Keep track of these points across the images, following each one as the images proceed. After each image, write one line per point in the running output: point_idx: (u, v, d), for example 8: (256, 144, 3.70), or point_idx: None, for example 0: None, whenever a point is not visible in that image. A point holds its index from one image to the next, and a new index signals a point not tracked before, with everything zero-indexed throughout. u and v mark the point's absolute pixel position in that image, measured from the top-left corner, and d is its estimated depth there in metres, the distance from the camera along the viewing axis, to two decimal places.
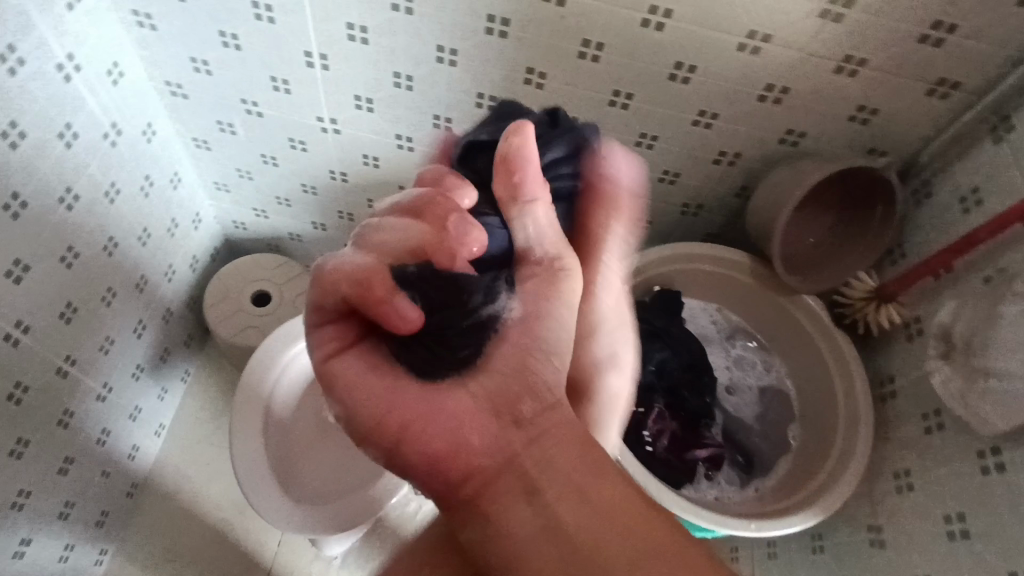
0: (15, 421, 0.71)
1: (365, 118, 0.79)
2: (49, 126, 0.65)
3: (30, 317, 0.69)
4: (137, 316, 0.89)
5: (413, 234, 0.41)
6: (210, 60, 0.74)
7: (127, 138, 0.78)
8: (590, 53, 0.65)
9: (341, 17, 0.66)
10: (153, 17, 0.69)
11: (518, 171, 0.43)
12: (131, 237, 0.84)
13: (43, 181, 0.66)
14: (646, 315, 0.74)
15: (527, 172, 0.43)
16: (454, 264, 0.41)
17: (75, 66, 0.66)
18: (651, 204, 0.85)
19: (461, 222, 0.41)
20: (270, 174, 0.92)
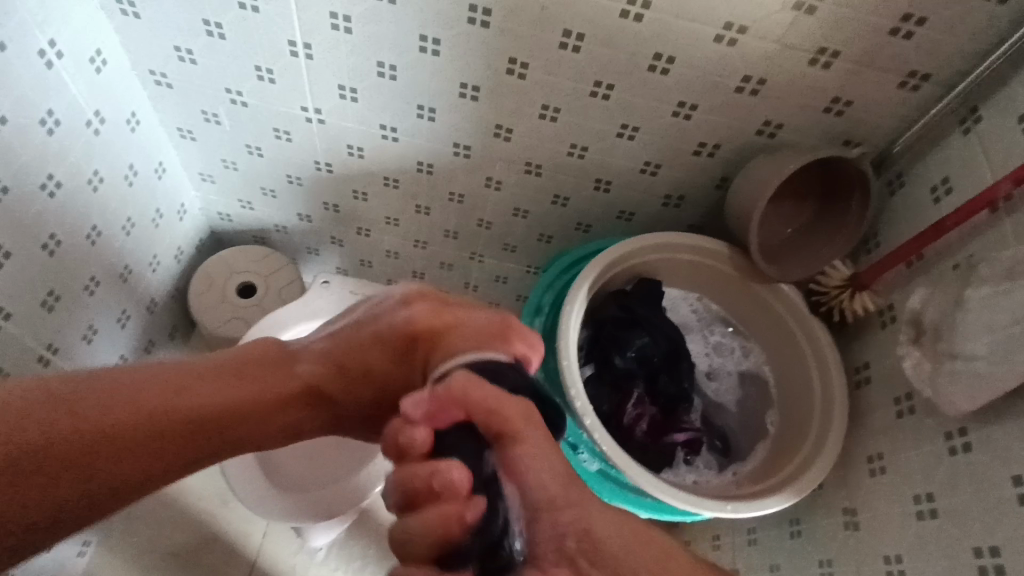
0: None
1: (349, 108, 0.79)
2: (30, 111, 0.65)
3: (11, 304, 0.69)
4: (121, 305, 0.89)
5: (436, 512, 0.40)
6: (195, 49, 0.75)
7: (111, 126, 0.78)
8: (571, 44, 0.66)
9: (325, 6, 0.66)
10: (137, 4, 0.69)
11: (461, 393, 0.45)
12: (115, 226, 0.83)
13: (24, 167, 0.66)
14: (626, 303, 0.75)
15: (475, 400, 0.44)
16: (472, 498, 0.40)
17: (58, 52, 0.66)
18: (633, 195, 0.86)
19: (440, 472, 0.41)
20: (255, 165, 0.92)
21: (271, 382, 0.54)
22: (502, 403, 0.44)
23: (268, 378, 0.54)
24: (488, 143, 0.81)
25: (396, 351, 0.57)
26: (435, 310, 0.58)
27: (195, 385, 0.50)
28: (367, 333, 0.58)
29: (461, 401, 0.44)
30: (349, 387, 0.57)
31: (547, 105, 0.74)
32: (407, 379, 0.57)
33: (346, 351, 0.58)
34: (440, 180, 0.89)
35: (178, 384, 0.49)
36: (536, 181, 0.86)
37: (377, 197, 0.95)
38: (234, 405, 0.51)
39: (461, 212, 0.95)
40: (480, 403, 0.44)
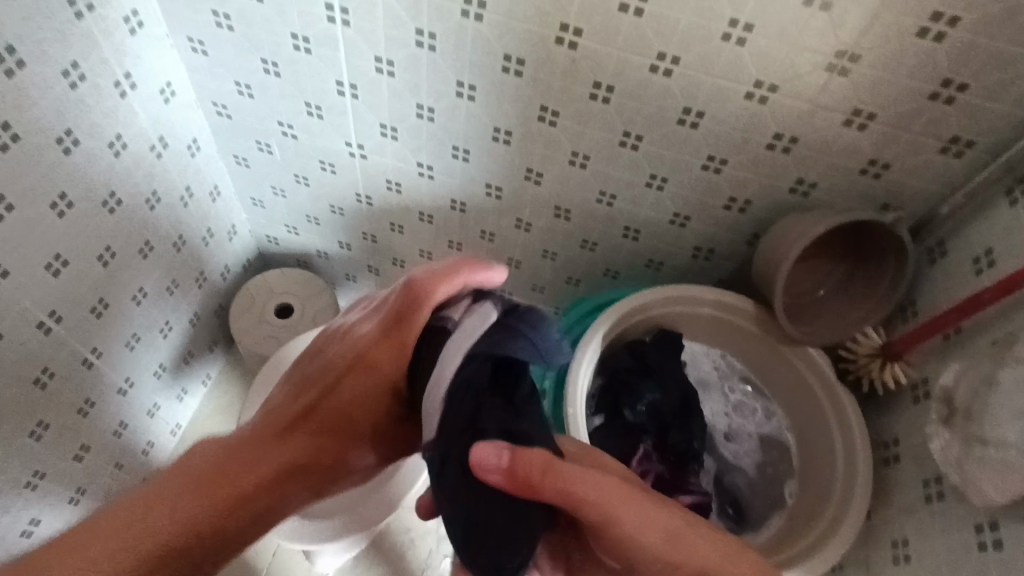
0: (37, 402, 0.75)
1: (389, 146, 0.83)
2: (100, 136, 0.71)
3: (64, 308, 0.74)
4: (165, 317, 0.94)
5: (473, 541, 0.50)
6: (253, 85, 0.80)
7: (172, 151, 0.84)
8: (601, 95, 0.67)
9: (371, 51, 0.70)
10: (204, 43, 0.76)
11: (524, 480, 0.44)
12: (167, 244, 0.89)
13: (90, 185, 0.72)
14: (637, 353, 0.74)
15: (540, 484, 0.44)
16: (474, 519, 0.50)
17: (131, 84, 0.73)
18: (662, 245, 0.86)
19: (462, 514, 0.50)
20: (301, 193, 0.97)
21: (244, 479, 0.53)
22: (578, 480, 0.46)
23: (302, 437, 0.58)
24: (519, 186, 0.83)
25: (381, 394, 0.59)
26: (386, 344, 0.58)
27: (163, 518, 0.50)
28: (330, 373, 0.62)
29: (539, 485, 0.44)
30: (334, 437, 0.59)
31: (576, 152, 0.75)
32: (386, 405, 0.59)
33: (339, 406, 0.60)
34: (473, 219, 0.91)
35: (145, 519, 0.49)
36: (565, 225, 0.87)
37: (413, 231, 0.98)
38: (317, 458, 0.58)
39: (491, 250, 0.96)
40: (558, 484, 0.45)
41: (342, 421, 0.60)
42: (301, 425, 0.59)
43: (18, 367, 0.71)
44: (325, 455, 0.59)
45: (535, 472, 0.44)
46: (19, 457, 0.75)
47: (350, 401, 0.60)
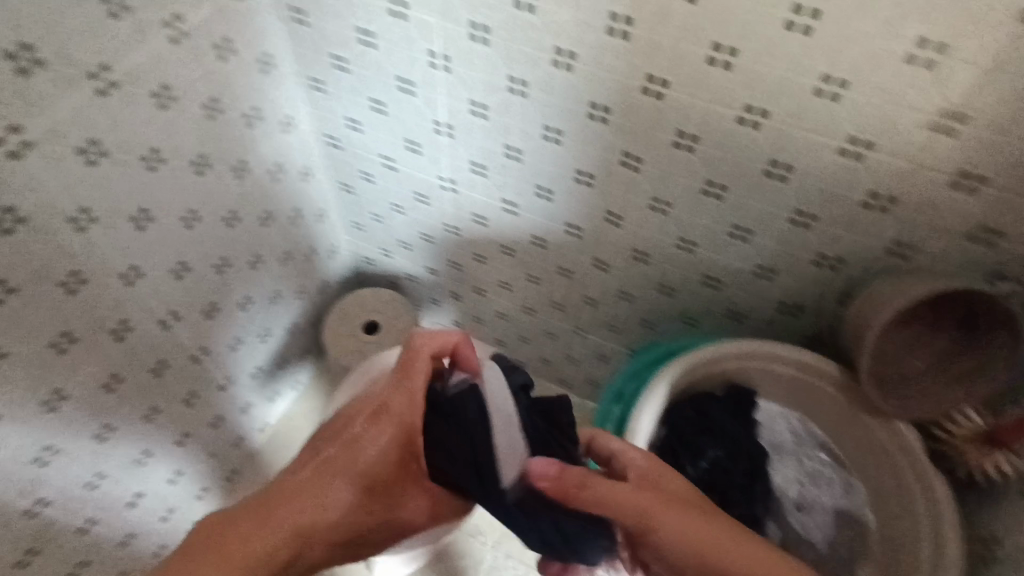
0: (151, 390, 0.83)
1: (478, 182, 0.87)
2: (228, 160, 0.81)
3: (184, 309, 0.84)
4: (266, 323, 1.03)
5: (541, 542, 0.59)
6: (361, 121, 0.88)
7: (288, 176, 0.94)
8: (685, 144, 0.68)
9: (466, 95, 0.75)
10: (324, 83, 0.85)
11: (559, 486, 0.58)
12: (274, 257, 0.99)
13: (216, 202, 0.82)
14: (701, 407, 0.73)
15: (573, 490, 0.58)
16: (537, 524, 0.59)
17: (259, 116, 0.83)
18: (743, 297, 0.83)
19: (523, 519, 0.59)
20: (396, 220, 1.05)
21: (263, 534, 0.50)
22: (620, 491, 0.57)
23: (334, 484, 0.55)
24: (599, 227, 0.84)
25: (396, 456, 0.60)
26: (402, 398, 0.61)
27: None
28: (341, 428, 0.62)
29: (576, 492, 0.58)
30: (353, 488, 0.56)
31: (657, 198, 0.76)
32: (400, 455, 0.60)
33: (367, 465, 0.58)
34: (552, 255, 0.93)
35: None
36: (644, 268, 0.87)
37: (495, 262, 1.01)
38: (346, 519, 0.55)
39: (569, 287, 0.98)
40: (591, 498, 0.57)
41: (357, 472, 0.57)
42: (322, 474, 0.56)
43: (141, 356, 0.79)
44: (349, 515, 0.55)
45: (566, 483, 0.58)
46: (134, 434, 0.83)
47: (363, 453, 0.58)
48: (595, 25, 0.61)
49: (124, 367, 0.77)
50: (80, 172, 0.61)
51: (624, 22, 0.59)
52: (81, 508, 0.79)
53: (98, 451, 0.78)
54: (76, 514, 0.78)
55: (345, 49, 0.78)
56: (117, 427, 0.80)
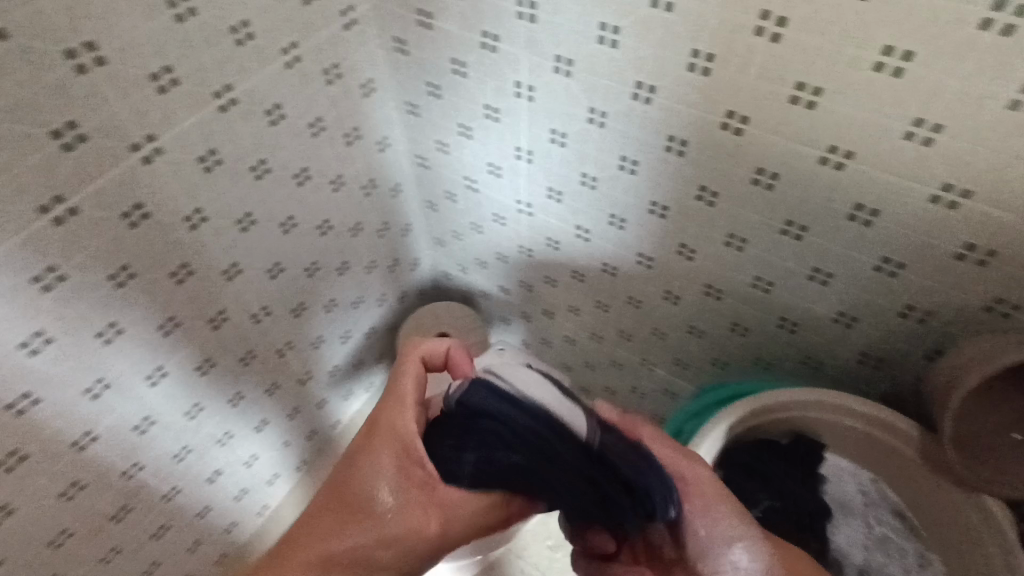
0: (239, 377, 0.91)
1: (554, 207, 0.89)
2: (327, 174, 0.88)
3: (275, 306, 0.91)
4: (346, 326, 1.10)
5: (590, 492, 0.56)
6: (449, 143, 0.93)
7: (379, 191, 1.01)
8: (763, 181, 0.66)
9: (547, 123, 0.78)
10: (418, 107, 0.91)
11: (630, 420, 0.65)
12: (359, 265, 1.05)
13: (312, 211, 0.89)
14: (761, 456, 0.74)
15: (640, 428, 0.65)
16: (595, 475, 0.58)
17: (357, 135, 0.90)
18: (820, 344, 0.79)
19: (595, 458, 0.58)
20: (475, 238, 1.09)
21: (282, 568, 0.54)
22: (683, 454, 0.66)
23: (334, 513, 0.57)
24: (671, 259, 0.83)
25: (396, 469, 0.59)
26: (394, 409, 0.63)
27: None
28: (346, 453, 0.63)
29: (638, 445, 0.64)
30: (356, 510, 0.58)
31: (733, 235, 0.74)
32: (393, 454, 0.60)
33: (376, 500, 0.58)
34: (622, 283, 0.93)
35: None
36: (715, 304, 0.85)
37: (566, 286, 1.03)
38: (372, 540, 0.56)
39: (638, 317, 0.97)
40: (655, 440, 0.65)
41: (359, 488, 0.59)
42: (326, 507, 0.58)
43: (232, 345, 0.87)
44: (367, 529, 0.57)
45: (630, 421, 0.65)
46: (220, 415, 0.91)
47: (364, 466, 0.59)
48: (675, 61, 0.61)
49: (217, 353, 0.85)
50: (199, 178, 0.70)
51: (706, 59, 0.59)
52: (169, 476, 0.87)
53: (188, 427, 0.86)
54: (165, 480, 0.87)
55: (439, 75, 0.83)
56: (205, 407, 0.88)
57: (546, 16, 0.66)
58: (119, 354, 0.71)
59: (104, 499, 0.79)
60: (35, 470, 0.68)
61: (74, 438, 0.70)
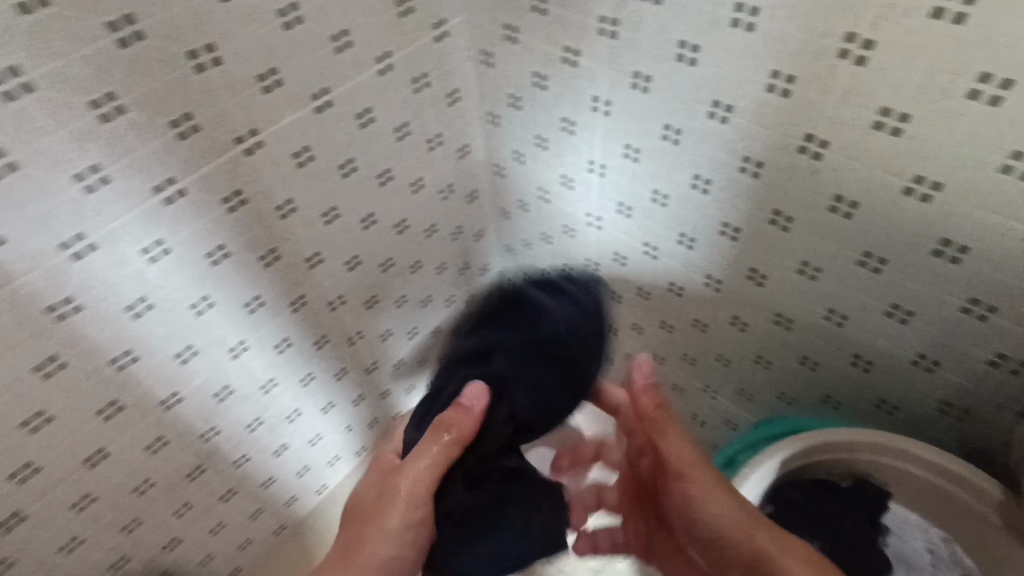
0: (311, 360, 0.97)
1: (623, 222, 0.89)
2: (409, 176, 0.93)
3: (350, 297, 0.97)
4: (413, 323, 1.14)
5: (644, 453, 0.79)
6: (525, 154, 0.96)
7: (456, 196, 1.05)
8: (842, 209, 0.64)
9: (622, 138, 0.78)
10: (499, 117, 0.94)
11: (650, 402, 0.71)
12: (431, 266, 1.10)
13: (392, 210, 0.94)
14: (815, 497, 0.72)
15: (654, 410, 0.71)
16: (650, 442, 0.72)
17: (440, 141, 0.95)
18: (897, 386, 0.75)
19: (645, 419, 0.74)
20: (544, 248, 1.11)
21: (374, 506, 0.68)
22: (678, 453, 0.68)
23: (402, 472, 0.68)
24: (740, 284, 0.81)
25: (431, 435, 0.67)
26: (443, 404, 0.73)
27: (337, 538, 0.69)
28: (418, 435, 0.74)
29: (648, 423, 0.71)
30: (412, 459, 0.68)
31: (806, 262, 0.71)
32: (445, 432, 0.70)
33: (426, 461, 0.67)
34: (688, 305, 0.91)
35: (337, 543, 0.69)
36: (784, 334, 0.81)
37: (630, 303, 1.02)
38: (420, 478, 0.67)
39: (702, 341, 0.95)
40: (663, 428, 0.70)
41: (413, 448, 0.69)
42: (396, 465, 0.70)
43: (308, 329, 0.93)
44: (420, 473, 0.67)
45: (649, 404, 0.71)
46: (291, 394, 0.98)
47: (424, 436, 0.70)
48: (753, 82, 0.61)
49: (294, 335, 0.91)
50: (293, 171, 0.76)
51: (786, 80, 0.58)
52: (241, 444, 0.95)
53: (261, 401, 0.93)
54: (237, 448, 0.94)
55: (521, 88, 0.86)
56: (279, 384, 0.94)
57: (626, 34, 0.67)
58: (208, 326, 0.78)
59: (182, 457, 0.86)
60: (127, 422, 0.76)
61: (164, 396, 0.78)
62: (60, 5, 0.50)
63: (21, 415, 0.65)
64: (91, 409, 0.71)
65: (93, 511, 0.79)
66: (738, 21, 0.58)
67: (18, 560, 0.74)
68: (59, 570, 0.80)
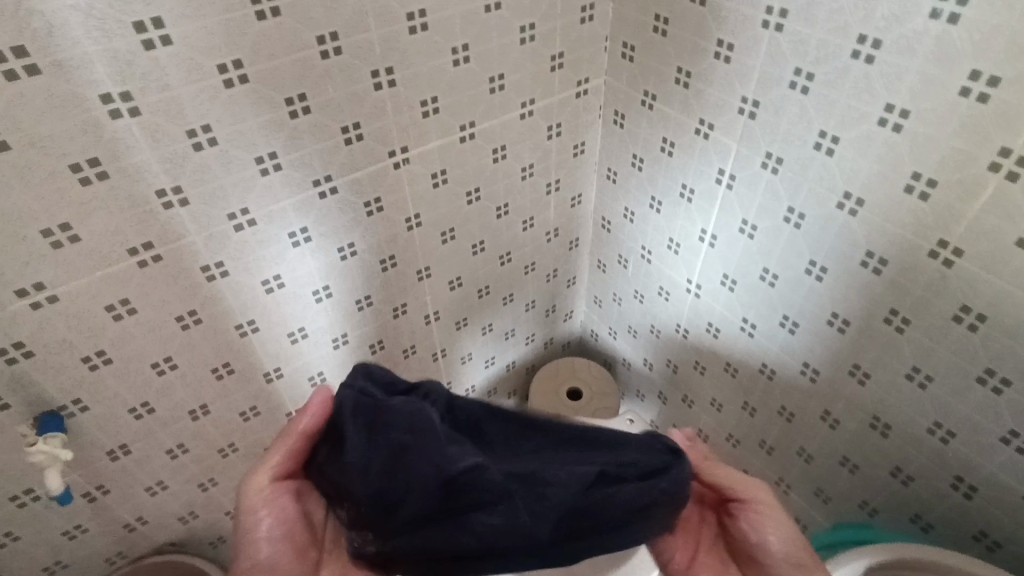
0: (398, 367, 1.02)
1: (724, 294, 0.90)
2: (523, 214, 0.99)
3: (444, 315, 1.02)
4: (492, 353, 1.18)
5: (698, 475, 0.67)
6: (636, 213, 0.99)
7: (559, 241, 1.09)
8: (967, 320, 0.62)
9: (740, 213, 0.80)
10: (618, 174, 0.98)
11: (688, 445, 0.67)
12: (521, 302, 1.14)
13: (501, 242, 1.00)
14: None
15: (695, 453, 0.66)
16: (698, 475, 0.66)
17: (557, 187, 1.00)
18: (1002, 520, 0.70)
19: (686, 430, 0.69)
20: (634, 307, 1.12)
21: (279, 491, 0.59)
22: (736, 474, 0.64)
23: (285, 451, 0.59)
24: (839, 378, 0.79)
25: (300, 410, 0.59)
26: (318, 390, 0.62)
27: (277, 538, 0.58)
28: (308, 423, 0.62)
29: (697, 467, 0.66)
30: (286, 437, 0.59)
31: (917, 368, 0.69)
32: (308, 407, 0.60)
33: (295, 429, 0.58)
34: (777, 390, 0.90)
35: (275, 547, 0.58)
36: (879, 440, 0.78)
37: (714, 376, 1.01)
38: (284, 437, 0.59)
39: (785, 430, 0.92)
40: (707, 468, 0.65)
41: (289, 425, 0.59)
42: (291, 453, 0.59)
43: (402, 337, 0.99)
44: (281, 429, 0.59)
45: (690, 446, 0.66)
46: None
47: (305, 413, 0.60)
48: (892, 180, 0.61)
49: (389, 339, 0.97)
50: (427, 189, 0.83)
51: (926, 183, 0.59)
52: None
53: None
54: None
55: (647, 150, 0.90)
56: None
57: (766, 115, 0.70)
58: (321, 313, 0.85)
59: (266, 431, 0.92)
60: (232, 386, 0.83)
61: (267, 370, 0.85)
62: (288, 17, 0.59)
63: (154, 357, 0.72)
64: (208, 367, 0.78)
65: (182, 460, 0.85)
66: (886, 120, 0.59)
67: (111, 489, 0.81)
68: (140, 508, 0.87)
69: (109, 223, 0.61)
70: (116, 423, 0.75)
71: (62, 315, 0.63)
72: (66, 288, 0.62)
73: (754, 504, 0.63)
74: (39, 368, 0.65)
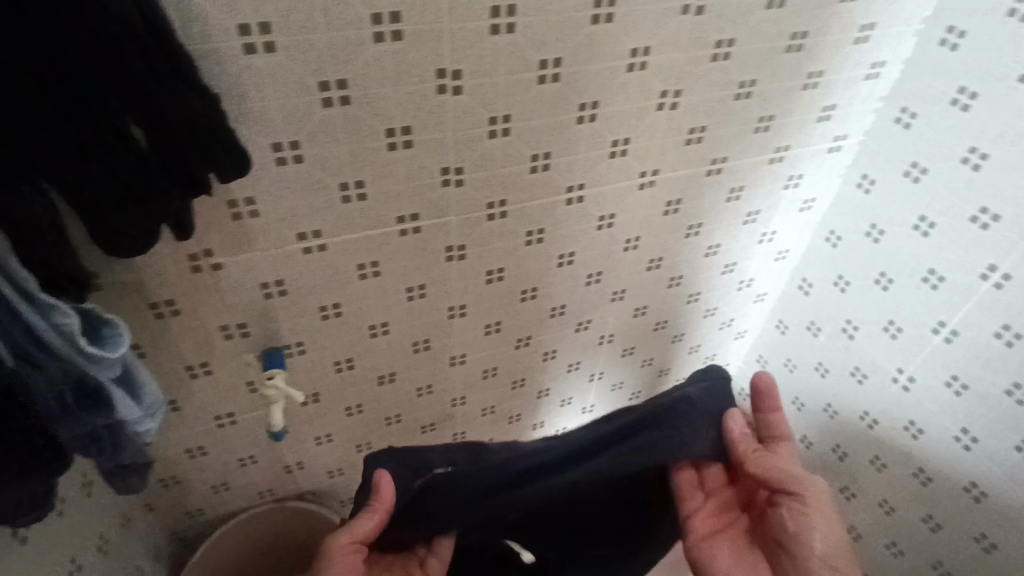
0: (558, 378, 1.01)
1: (945, 397, 0.81)
2: (726, 258, 0.94)
3: (616, 338, 0.99)
4: (638, 387, 1.14)
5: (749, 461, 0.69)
6: (851, 284, 0.91)
7: (746, 292, 1.03)
8: None
9: (1004, 318, 0.72)
10: (841, 239, 0.91)
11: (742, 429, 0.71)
12: (685, 345, 1.09)
13: (693, 281, 0.95)
14: None
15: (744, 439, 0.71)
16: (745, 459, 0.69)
17: (768, 238, 0.94)
18: None
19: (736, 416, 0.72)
20: (809, 380, 1.03)
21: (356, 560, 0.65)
22: (775, 468, 0.67)
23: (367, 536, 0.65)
24: None
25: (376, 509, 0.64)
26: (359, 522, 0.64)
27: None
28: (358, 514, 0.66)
29: (747, 455, 0.69)
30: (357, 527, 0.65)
31: None
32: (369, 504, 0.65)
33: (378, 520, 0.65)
34: (983, 515, 0.81)
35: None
36: None
37: (894, 477, 0.92)
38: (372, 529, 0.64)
39: (975, 560, 0.84)
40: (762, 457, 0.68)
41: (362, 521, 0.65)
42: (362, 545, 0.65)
43: (572, 351, 0.97)
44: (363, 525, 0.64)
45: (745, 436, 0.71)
46: (525, 399, 1.02)
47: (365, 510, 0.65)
48: None
49: (561, 350, 0.96)
50: (658, 217, 0.80)
51: None
52: (468, 423, 1.00)
53: (504, 394, 0.99)
54: (462, 425, 1.00)
55: (892, 223, 0.82)
56: (524, 385, 0.99)
57: None
58: (517, 313, 0.84)
59: (427, 409, 0.93)
60: (420, 361, 0.84)
61: (453, 354, 0.86)
62: (618, 25, 0.57)
63: (373, 320, 0.74)
64: (408, 339, 0.80)
65: (353, 419, 0.88)
66: None
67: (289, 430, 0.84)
68: (302, 454, 0.90)
69: (393, 190, 0.61)
70: (320, 372, 0.78)
71: (322, 265, 0.65)
72: (335, 241, 0.63)
73: (806, 498, 0.65)
74: (285, 308, 0.68)
